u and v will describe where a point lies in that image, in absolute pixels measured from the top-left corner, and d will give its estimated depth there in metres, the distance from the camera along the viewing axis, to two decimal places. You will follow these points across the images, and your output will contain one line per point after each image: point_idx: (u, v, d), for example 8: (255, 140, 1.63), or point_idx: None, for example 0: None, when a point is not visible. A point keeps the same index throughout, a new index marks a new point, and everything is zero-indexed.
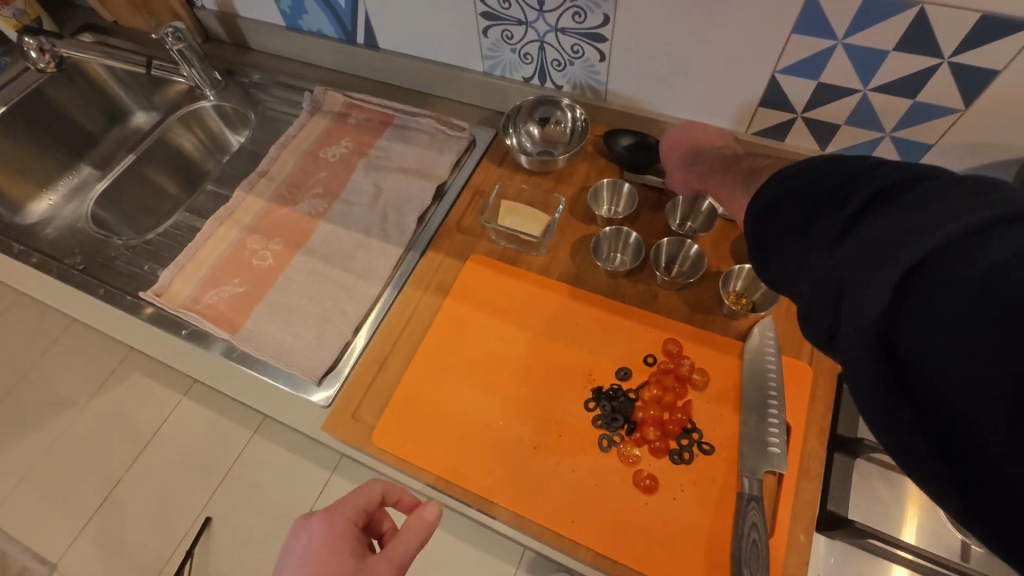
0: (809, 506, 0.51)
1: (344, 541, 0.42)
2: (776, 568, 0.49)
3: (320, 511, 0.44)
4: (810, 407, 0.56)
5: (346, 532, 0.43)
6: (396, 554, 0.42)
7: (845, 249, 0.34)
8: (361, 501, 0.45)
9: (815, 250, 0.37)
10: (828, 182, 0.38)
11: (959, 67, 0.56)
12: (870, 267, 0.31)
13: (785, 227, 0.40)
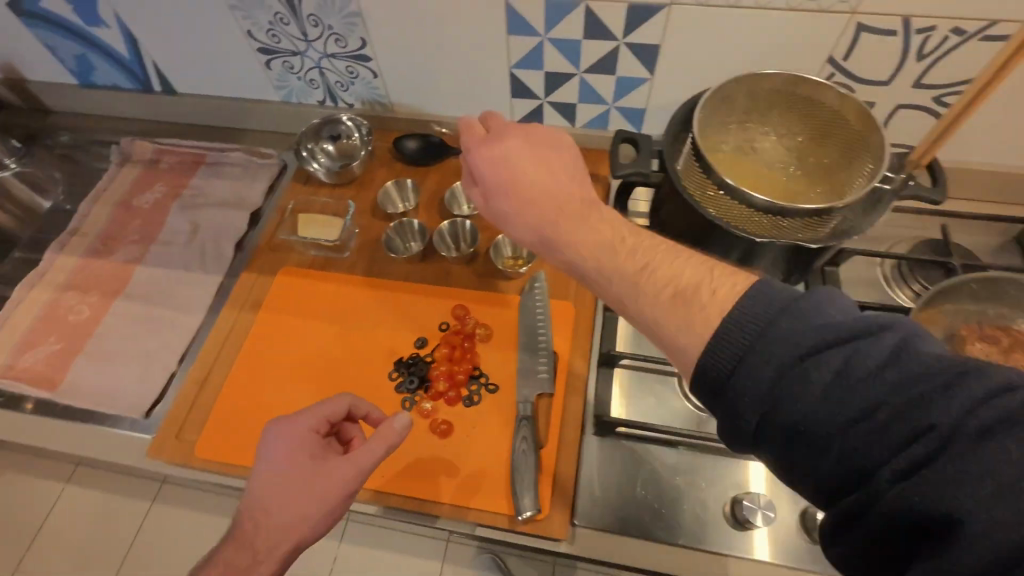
0: (575, 414, 0.63)
1: (307, 446, 0.53)
2: (548, 467, 0.60)
3: (293, 416, 0.54)
4: (574, 336, 0.69)
5: (312, 436, 0.54)
6: (358, 460, 0.52)
7: (867, 450, 0.31)
8: (329, 411, 0.55)
9: (813, 419, 0.33)
10: (815, 352, 0.33)
11: (633, 46, 0.71)
12: (902, 509, 0.30)
13: (753, 384, 0.34)
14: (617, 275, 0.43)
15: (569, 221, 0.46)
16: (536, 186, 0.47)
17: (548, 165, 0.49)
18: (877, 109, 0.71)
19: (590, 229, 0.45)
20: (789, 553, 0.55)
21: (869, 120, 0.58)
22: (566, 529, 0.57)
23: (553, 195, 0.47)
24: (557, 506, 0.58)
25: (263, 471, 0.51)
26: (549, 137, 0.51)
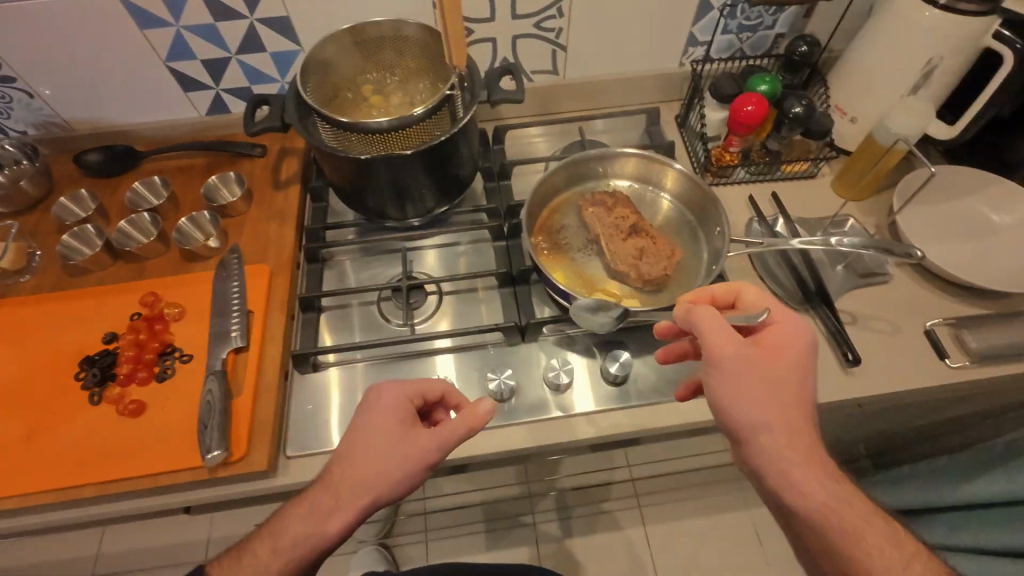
0: (271, 358, 0.67)
1: (399, 413, 0.53)
2: (243, 412, 0.63)
3: (388, 384, 0.55)
4: (270, 292, 0.73)
5: (403, 416, 0.53)
6: (445, 434, 0.52)
7: None
8: (422, 387, 0.56)
9: None
10: None
11: (266, 21, 0.76)
12: None
13: None
14: (764, 403, 0.46)
15: (762, 390, 0.47)
16: (751, 353, 0.48)
17: (790, 347, 0.48)
18: (499, 43, 0.84)
19: (770, 378, 0.47)
20: None
21: (425, 30, 0.69)
22: (265, 459, 0.61)
23: (771, 351, 0.48)
24: (256, 443, 0.62)
25: (359, 449, 0.51)
26: (801, 330, 0.49)
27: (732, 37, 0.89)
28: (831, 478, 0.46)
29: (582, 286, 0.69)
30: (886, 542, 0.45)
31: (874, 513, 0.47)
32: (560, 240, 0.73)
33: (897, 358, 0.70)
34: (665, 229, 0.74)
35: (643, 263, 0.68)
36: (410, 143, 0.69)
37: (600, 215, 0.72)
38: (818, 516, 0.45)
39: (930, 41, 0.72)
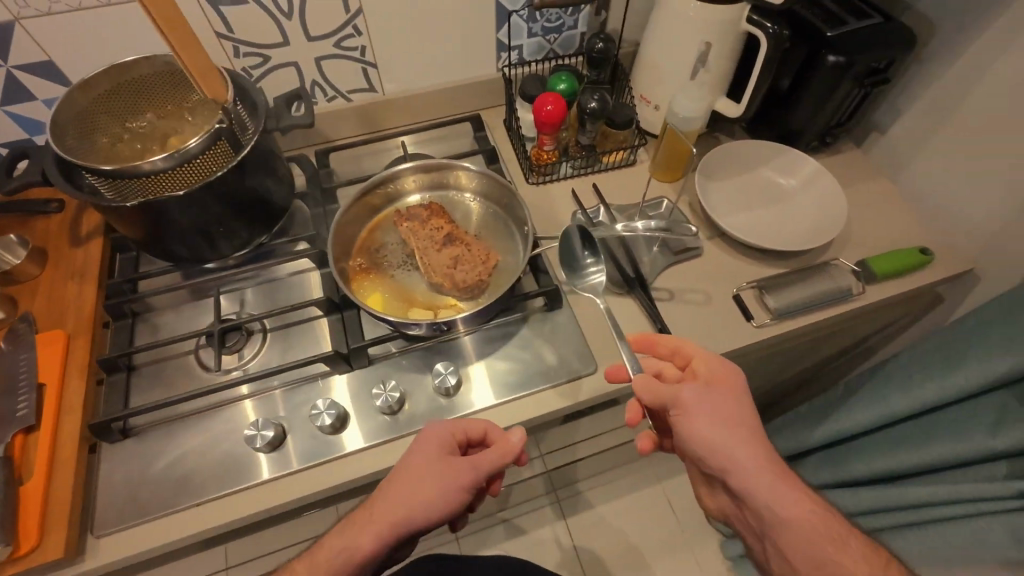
0: (69, 432, 0.63)
1: (457, 458, 0.57)
2: (33, 498, 0.58)
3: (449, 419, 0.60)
4: (68, 358, 0.67)
5: (445, 449, 0.58)
6: (481, 464, 0.57)
7: None
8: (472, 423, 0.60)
9: None
10: None
11: (24, 68, 0.70)
12: None
13: None
14: (727, 440, 0.56)
15: (713, 425, 0.56)
16: (713, 396, 0.58)
17: (730, 387, 0.59)
18: (302, 66, 0.82)
19: (729, 427, 0.56)
20: (300, 455, 0.64)
21: None
22: (62, 544, 0.57)
23: (727, 395, 0.58)
24: (51, 528, 0.57)
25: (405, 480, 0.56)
26: (732, 379, 0.60)
27: (539, 39, 0.91)
28: (802, 496, 0.56)
29: (396, 304, 0.68)
30: (824, 532, 0.55)
31: (844, 531, 0.56)
32: (376, 260, 0.72)
33: (709, 327, 0.75)
34: (482, 235, 0.75)
35: (455, 272, 0.68)
36: (196, 176, 0.65)
37: (412, 230, 0.72)
38: (787, 524, 0.55)
39: (697, 29, 0.77)
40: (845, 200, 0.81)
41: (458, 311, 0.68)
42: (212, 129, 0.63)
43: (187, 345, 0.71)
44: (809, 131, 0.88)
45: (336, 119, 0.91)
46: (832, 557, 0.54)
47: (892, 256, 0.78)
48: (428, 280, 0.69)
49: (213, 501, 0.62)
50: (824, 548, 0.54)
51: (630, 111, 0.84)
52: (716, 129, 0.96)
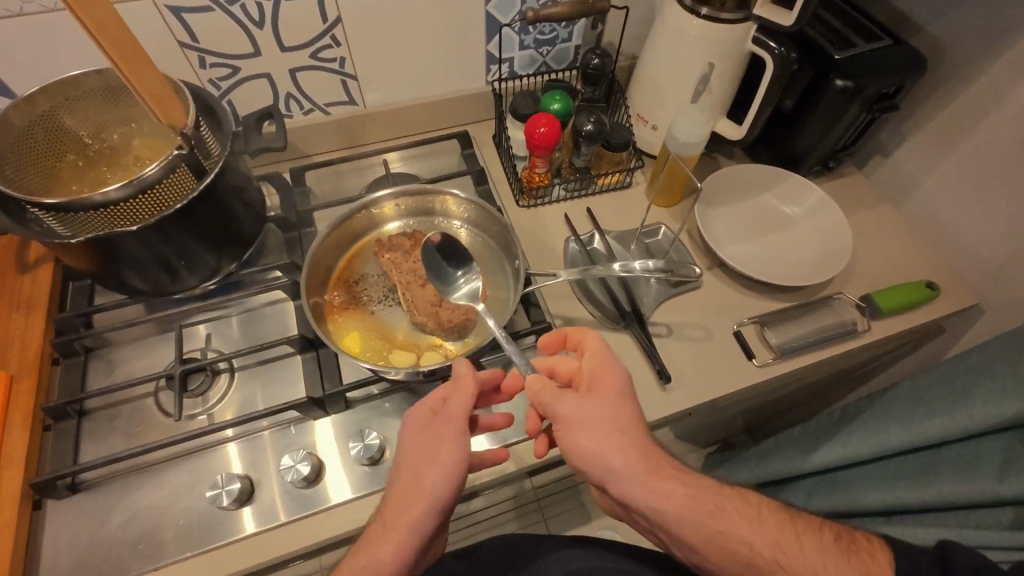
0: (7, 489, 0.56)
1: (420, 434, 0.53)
2: None
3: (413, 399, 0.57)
4: (9, 402, 0.60)
5: (419, 428, 0.54)
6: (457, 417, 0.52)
7: None
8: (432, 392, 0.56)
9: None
10: None
11: None
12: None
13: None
14: (608, 448, 0.51)
15: (592, 435, 0.52)
16: (590, 401, 0.54)
17: (607, 384, 0.55)
18: (275, 78, 0.76)
19: (610, 431, 0.52)
20: (269, 512, 0.59)
21: None
22: None
23: (601, 398, 0.54)
24: None
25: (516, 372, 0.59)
26: (606, 376, 0.55)
27: (532, 52, 0.87)
28: (684, 483, 0.53)
29: (377, 345, 0.63)
30: (706, 512, 0.52)
31: (728, 500, 0.55)
32: (356, 293, 0.67)
33: (708, 365, 0.71)
34: (473, 268, 0.70)
35: (442, 311, 0.63)
36: (155, 208, 0.59)
37: (396, 262, 0.66)
38: (673, 515, 0.51)
39: (700, 49, 0.73)
40: (850, 230, 0.77)
41: (445, 354, 0.62)
42: (172, 157, 0.57)
43: (145, 389, 0.65)
44: (811, 155, 0.84)
45: (314, 134, 0.85)
46: (727, 533, 0.52)
47: (898, 289, 0.74)
48: (412, 318, 0.63)
49: (170, 566, 0.56)
50: (717, 528, 0.52)
51: (627, 132, 0.79)
52: (714, 149, 0.92)
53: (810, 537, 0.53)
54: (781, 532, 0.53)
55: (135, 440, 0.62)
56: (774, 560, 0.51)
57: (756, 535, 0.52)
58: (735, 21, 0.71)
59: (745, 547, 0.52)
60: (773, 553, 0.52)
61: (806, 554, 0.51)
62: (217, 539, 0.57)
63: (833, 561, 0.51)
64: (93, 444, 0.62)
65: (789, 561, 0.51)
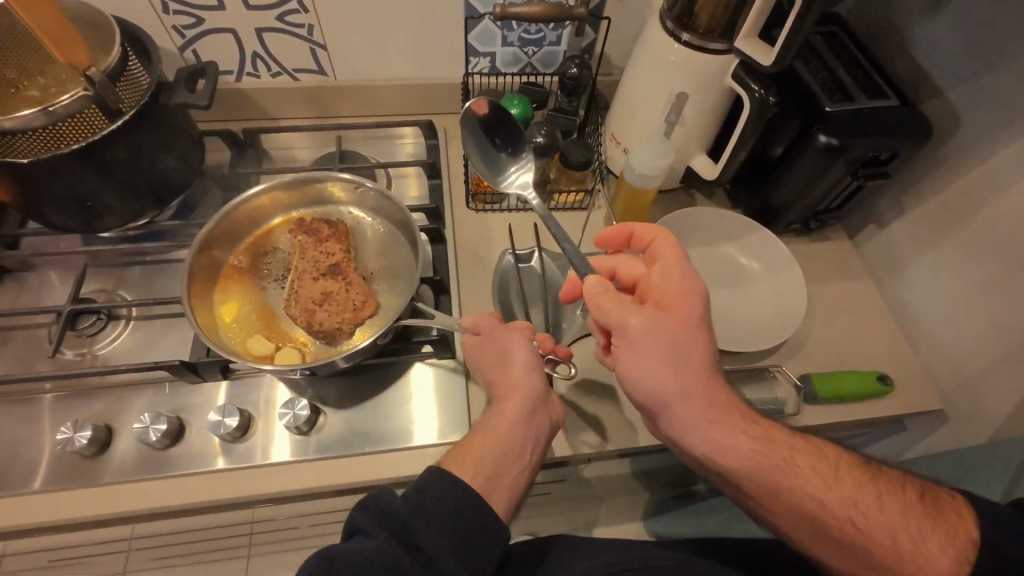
0: None
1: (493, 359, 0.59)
2: None
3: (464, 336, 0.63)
4: None
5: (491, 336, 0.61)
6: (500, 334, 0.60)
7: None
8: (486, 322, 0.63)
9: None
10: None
11: None
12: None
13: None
14: (660, 374, 0.50)
15: (652, 363, 0.50)
16: (672, 313, 0.51)
17: (677, 303, 0.52)
18: (240, 35, 0.75)
19: (678, 357, 0.50)
20: (121, 466, 0.59)
21: (95, 11, 0.61)
22: None
23: (669, 323, 0.51)
24: None
25: (485, 360, 0.59)
26: (684, 298, 0.52)
27: (515, 50, 0.82)
28: (746, 428, 0.51)
29: (244, 324, 0.63)
30: (764, 458, 0.49)
31: (797, 446, 0.51)
32: (253, 266, 0.68)
33: (613, 414, 0.66)
34: (379, 276, 0.68)
35: (316, 312, 0.63)
36: (62, 144, 0.58)
37: (305, 247, 0.67)
38: (735, 462, 0.49)
39: (675, 75, 0.68)
40: (808, 301, 0.70)
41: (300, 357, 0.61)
42: (82, 94, 0.56)
43: (45, 320, 0.66)
44: (790, 210, 0.77)
45: (280, 98, 0.83)
46: (789, 484, 0.49)
47: (845, 377, 0.67)
48: (289, 308, 0.64)
49: (14, 497, 0.57)
50: (778, 481, 0.49)
51: (587, 151, 0.74)
52: (692, 186, 0.86)
53: (877, 489, 0.48)
54: (847, 482, 0.49)
55: (18, 368, 0.63)
56: (846, 511, 0.47)
57: (826, 488, 0.48)
58: (718, 51, 0.65)
59: (813, 503, 0.48)
60: (845, 510, 0.47)
61: (877, 512, 0.47)
62: (65, 482, 0.57)
63: (904, 515, 0.47)
64: None
65: (856, 511, 0.47)
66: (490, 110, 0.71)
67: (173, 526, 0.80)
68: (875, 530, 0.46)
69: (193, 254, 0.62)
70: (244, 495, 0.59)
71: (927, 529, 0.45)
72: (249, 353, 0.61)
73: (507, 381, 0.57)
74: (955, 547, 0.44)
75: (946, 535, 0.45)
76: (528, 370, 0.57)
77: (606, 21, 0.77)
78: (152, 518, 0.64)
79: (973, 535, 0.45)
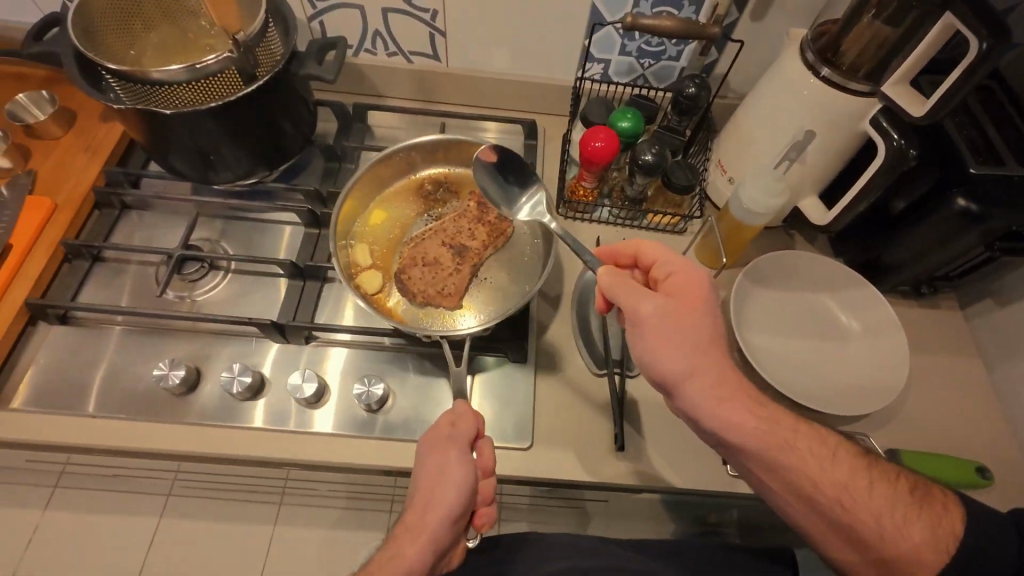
0: (13, 301, 0.63)
1: (435, 481, 0.54)
2: None
3: (429, 431, 0.57)
4: (42, 228, 0.68)
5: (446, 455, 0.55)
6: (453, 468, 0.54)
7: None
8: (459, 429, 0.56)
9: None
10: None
11: None
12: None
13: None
14: (679, 352, 0.52)
15: (665, 344, 0.53)
16: (683, 302, 0.54)
17: (690, 292, 0.54)
18: (367, 13, 0.76)
19: (692, 340, 0.53)
20: (202, 410, 0.62)
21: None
22: None
23: (684, 310, 0.53)
24: None
25: (417, 479, 0.56)
26: (695, 289, 0.55)
27: (631, 61, 0.80)
28: (754, 407, 0.53)
29: (371, 238, 0.73)
30: (768, 435, 0.52)
31: (799, 428, 0.53)
32: (410, 203, 0.76)
33: (678, 450, 0.64)
34: (489, 280, 0.70)
35: (414, 266, 0.69)
36: (198, 98, 0.62)
37: (469, 214, 0.74)
38: (743, 437, 0.52)
39: (807, 112, 0.64)
40: (908, 372, 0.65)
41: (378, 292, 0.68)
42: (227, 56, 0.58)
43: (152, 259, 0.71)
44: (902, 271, 0.72)
45: (392, 78, 0.85)
46: (792, 463, 0.51)
47: (937, 460, 0.62)
48: (406, 251, 0.71)
49: (108, 420, 0.61)
50: (781, 459, 0.51)
51: (693, 175, 0.72)
52: (794, 227, 0.82)
53: (871, 475, 0.51)
54: (845, 467, 0.51)
55: (124, 302, 0.67)
56: (840, 497, 0.50)
57: (823, 470, 0.51)
58: (858, 93, 0.60)
59: (809, 483, 0.51)
60: (837, 492, 0.50)
61: (869, 499, 0.50)
62: (151, 415, 0.61)
63: (894, 503, 0.50)
64: (92, 290, 0.68)
65: (852, 494, 0.50)
66: (499, 155, 0.70)
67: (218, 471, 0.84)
68: (868, 515, 0.50)
69: (364, 170, 0.72)
70: (308, 460, 0.61)
71: (913, 519, 0.49)
72: (352, 257, 0.70)
73: (421, 521, 0.53)
74: (940, 538, 0.48)
75: (933, 527, 0.48)
76: (452, 516, 0.54)
77: (738, 43, 0.73)
78: (215, 463, 0.67)
79: (957, 531, 0.48)
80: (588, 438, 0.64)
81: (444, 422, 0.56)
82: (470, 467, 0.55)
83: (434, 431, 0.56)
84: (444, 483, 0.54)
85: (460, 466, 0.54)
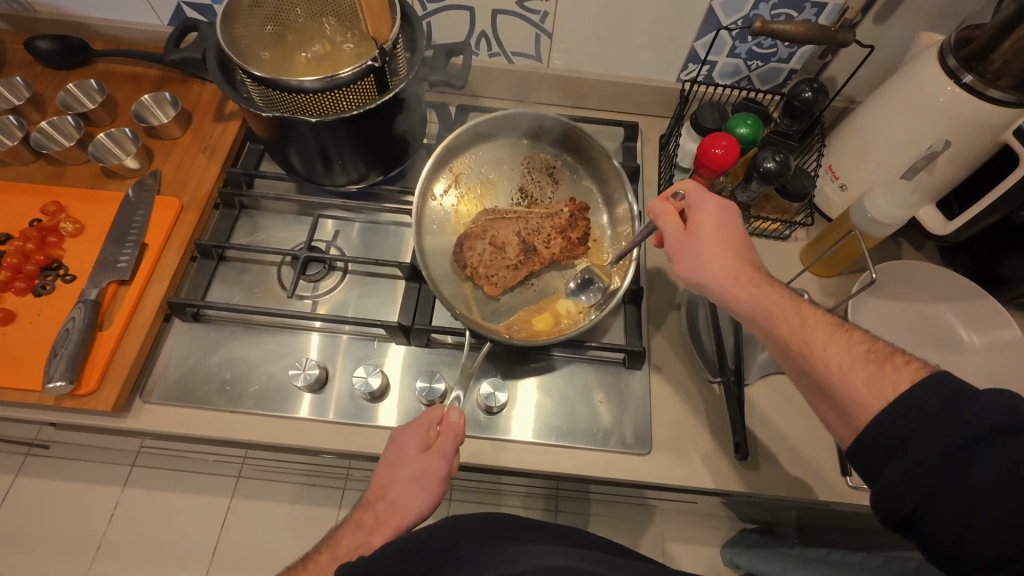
0: (152, 298, 0.66)
1: (417, 471, 0.52)
2: (104, 347, 0.63)
3: (415, 419, 0.55)
4: (173, 227, 0.71)
5: (428, 448, 0.53)
6: (435, 464, 0.52)
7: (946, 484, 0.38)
8: (442, 428, 0.54)
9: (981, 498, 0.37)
10: (925, 478, 0.39)
11: None
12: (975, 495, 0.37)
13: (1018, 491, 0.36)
14: (699, 264, 0.54)
15: (687, 258, 0.55)
16: (702, 214, 0.55)
17: (709, 216, 0.55)
18: (476, 13, 0.76)
19: (707, 251, 0.54)
20: (333, 407, 0.64)
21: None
22: (108, 399, 0.61)
23: (701, 229, 0.55)
24: (105, 381, 0.61)
25: (389, 471, 0.53)
26: (714, 208, 0.55)
27: (738, 63, 0.79)
28: (763, 295, 0.51)
29: (458, 196, 0.75)
30: (778, 322, 0.50)
31: (803, 308, 0.51)
32: (501, 174, 0.77)
33: (792, 458, 0.65)
34: (535, 286, 0.71)
35: (479, 239, 0.69)
36: (326, 108, 0.62)
37: (556, 219, 0.72)
38: (748, 305, 0.51)
39: (944, 122, 0.62)
40: None
41: (444, 252, 0.72)
42: (364, 65, 0.59)
43: (275, 260, 0.73)
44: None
45: (491, 78, 0.85)
46: (782, 328, 0.49)
47: None
48: (482, 219, 0.72)
49: (244, 413, 0.64)
50: (772, 328, 0.50)
51: (808, 182, 0.71)
52: (900, 235, 0.81)
53: (844, 339, 0.48)
54: (823, 334, 0.48)
55: (249, 300, 0.70)
56: (834, 367, 0.46)
57: (827, 351, 0.47)
58: (1002, 103, 0.59)
59: (816, 360, 0.47)
60: (832, 363, 0.46)
61: (826, 352, 0.47)
62: (283, 409, 0.64)
63: (852, 359, 0.46)
64: (217, 288, 0.70)
65: (817, 351, 0.47)
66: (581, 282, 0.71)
67: (306, 461, 0.84)
68: (827, 373, 0.46)
69: (477, 123, 0.73)
70: None
71: (861, 371, 0.45)
72: (450, 216, 0.74)
73: (384, 518, 0.50)
74: (879, 387, 0.43)
75: (874, 379, 0.44)
76: (423, 509, 0.51)
77: (862, 47, 0.71)
78: (331, 457, 0.69)
79: (906, 377, 0.43)
80: (702, 443, 0.66)
81: (434, 421, 0.55)
82: (450, 472, 0.53)
83: (415, 433, 0.54)
84: (424, 480, 0.51)
85: (440, 477, 0.52)
